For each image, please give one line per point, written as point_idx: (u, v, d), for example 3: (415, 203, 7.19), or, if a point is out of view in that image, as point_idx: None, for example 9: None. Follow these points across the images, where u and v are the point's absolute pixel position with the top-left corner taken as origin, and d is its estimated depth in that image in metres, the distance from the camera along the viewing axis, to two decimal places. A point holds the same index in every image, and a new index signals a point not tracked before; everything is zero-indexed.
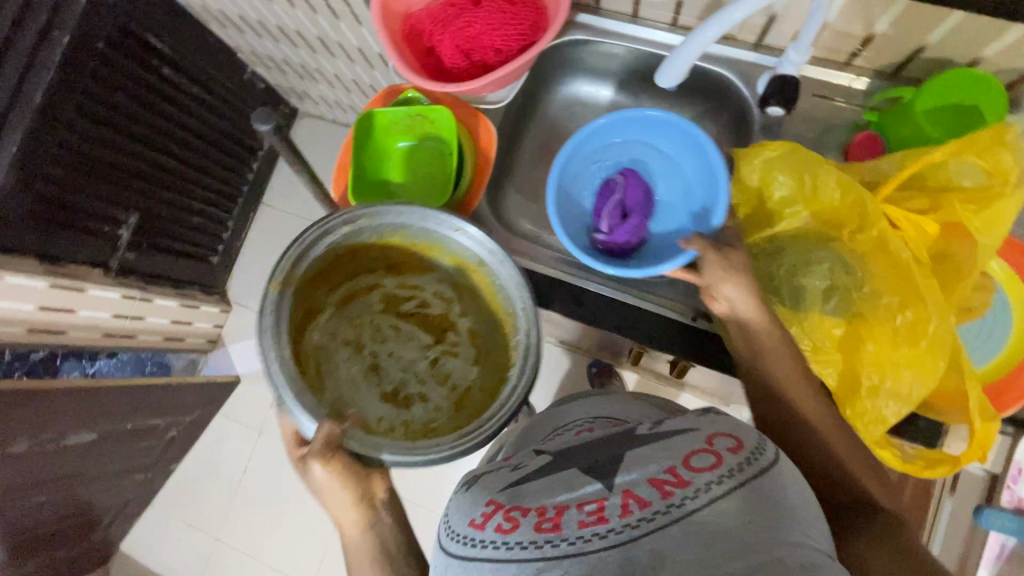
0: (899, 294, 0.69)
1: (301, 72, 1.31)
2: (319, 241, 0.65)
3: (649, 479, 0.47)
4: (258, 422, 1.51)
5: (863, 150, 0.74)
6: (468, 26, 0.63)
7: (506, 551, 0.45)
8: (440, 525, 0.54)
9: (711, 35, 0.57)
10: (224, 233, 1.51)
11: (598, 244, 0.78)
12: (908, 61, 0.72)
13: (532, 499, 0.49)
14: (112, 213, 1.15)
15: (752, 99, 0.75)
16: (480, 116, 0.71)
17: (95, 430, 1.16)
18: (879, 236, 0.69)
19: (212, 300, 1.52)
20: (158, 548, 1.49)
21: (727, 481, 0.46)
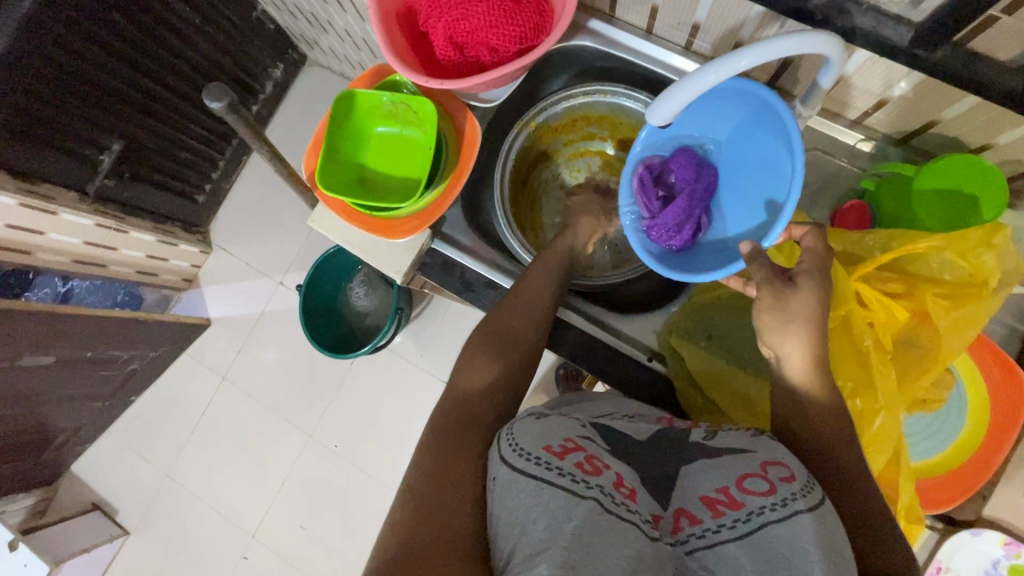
0: (853, 380, 0.66)
1: (312, 21, 1.26)
2: (559, 104, 0.77)
3: (703, 493, 0.50)
4: (223, 367, 1.50)
5: (849, 222, 0.73)
6: (464, 19, 0.59)
7: (585, 489, 0.48)
8: (501, 436, 0.53)
9: (717, 78, 0.47)
10: (213, 172, 1.48)
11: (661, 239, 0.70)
12: (917, 132, 0.70)
13: (610, 459, 0.53)
14: (95, 138, 1.12)
15: None
16: (467, 111, 0.69)
17: (53, 355, 1.15)
18: (845, 315, 0.65)
19: (193, 239, 1.49)
20: (109, 474, 1.50)
21: (782, 510, 0.48)
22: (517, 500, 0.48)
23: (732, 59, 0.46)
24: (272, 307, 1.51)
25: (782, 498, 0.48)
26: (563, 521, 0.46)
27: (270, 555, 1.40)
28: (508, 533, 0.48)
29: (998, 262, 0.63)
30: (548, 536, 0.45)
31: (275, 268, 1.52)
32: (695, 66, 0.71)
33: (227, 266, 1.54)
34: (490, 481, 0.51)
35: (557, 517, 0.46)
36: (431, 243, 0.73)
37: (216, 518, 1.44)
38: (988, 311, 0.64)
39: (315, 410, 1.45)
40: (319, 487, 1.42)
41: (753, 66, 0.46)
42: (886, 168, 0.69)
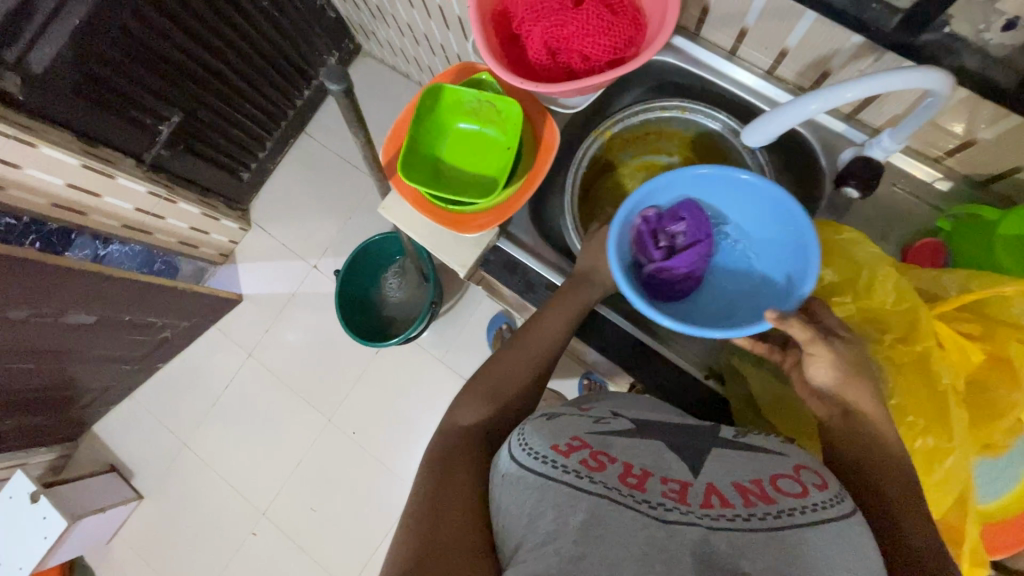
0: (924, 417, 0.63)
1: (375, 12, 1.28)
2: (636, 117, 0.78)
3: (733, 484, 0.51)
4: (251, 343, 1.52)
5: (923, 256, 0.71)
6: (562, 25, 0.60)
7: (591, 484, 0.48)
8: (511, 436, 0.56)
9: (815, 108, 0.53)
10: (260, 152, 1.51)
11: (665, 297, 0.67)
12: (1001, 176, 0.68)
13: (619, 453, 0.53)
14: (157, 108, 1.14)
15: (828, 171, 0.73)
16: (547, 116, 0.70)
17: (94, 314, 1.17)
18: (922, 352, 0.63)
19: (233, 216, 1.52)
20: (128, 438, 1.52)
21: (811, 514, 0.48)
22: (523, 495, 0.49)
23: (837, 91, 0.51)
24: (304, 289, 1.53)
25: (807, 503, 0.49)
26: (567, 513, 0.47)
27: (280, 534, 1.42)
28: (517, 524, 0.49)
29: None
30: (553, 525, 0.46)
31: (310, 251, 1.55)
32: (775, 92, 0.72)
33: (264, 244, 1.56)
34: (500, 476, 0.53)
35: (562, 509, 0.47)
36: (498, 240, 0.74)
37: (229, 491, 1.46)
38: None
39: (336, 394, 1.47)
40: (333, 471, 1.43)
41: (855, 98, 0.51)
42: (964, 209, 0.67)
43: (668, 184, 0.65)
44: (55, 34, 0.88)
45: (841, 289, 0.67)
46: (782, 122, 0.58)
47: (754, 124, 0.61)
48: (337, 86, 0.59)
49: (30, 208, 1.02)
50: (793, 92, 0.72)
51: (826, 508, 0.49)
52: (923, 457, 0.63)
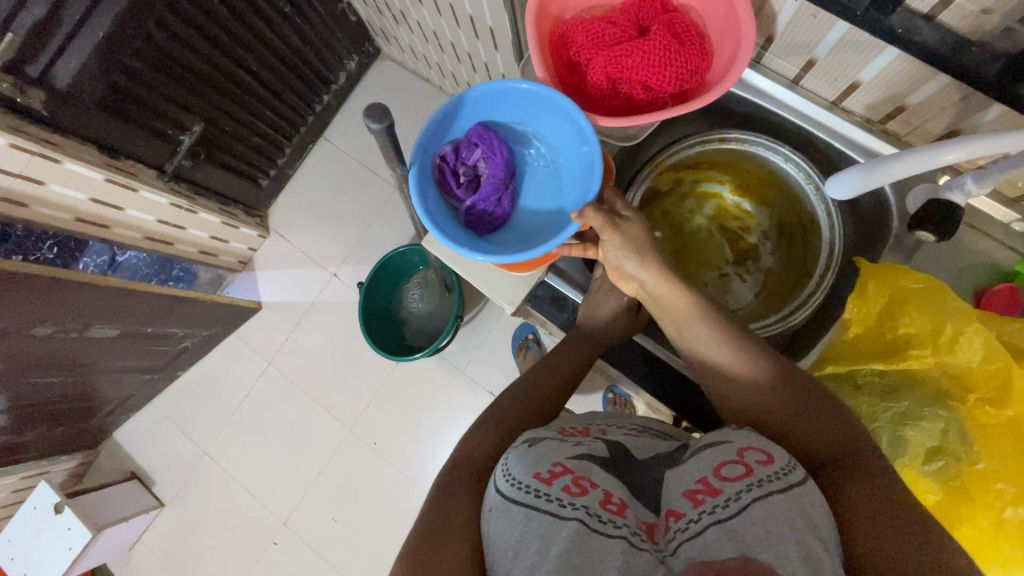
0: (1017, 484, 0.58)
1: (397, 17, 1.24)
2: (691, 147, 0.77)
3: (684, 491, 0.52)
4: (271, 351, 1.51)
5: (998, 303, 0.67)
6: (626, 56, 0.57)
7: (571, 510, 0.50)
8: (496, 470, 0.57)
9: (917, 164, 0.52)
10: (278, 158, 1.48)
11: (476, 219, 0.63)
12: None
13: (600, 478, 0.54)
14: (179, 118, 1.12)
15: (897, 211, 0.70)
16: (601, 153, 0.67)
17: (117, 327, 1.16)
18: (1013, 417, 0.59)
19: (252, 223, 1.50)
20: (148, 445, 1.52)
21: (758, 490, 0.49)
22: (507, 527, 0.51)
23: (944, 149, 0.50)
24: (324, 297, 1.52)
25: (757, 482, 0.50)
26: (550, 543, 0.48)
27: (300, 543, 1.42)
28: (503, 554, 0.50)
29: None
30: (538, 558, 0.47)
31: (330, 259, 1.53)
32: (840, 123, 0.70)
33: (283, 252, 1.55)
34: (485, 510, 0.55)
35: (544, 539, 0.48)
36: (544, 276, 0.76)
37: (249, 500, 1.45)
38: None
39: (357, 404, 1.46)
40: (354, 481, 1.42)
41: (959, 160, 0.49)
42: None
43: (444, 117, 0.60)
44: (79, 48, 0.86)
45: (919, 342, 0.62)
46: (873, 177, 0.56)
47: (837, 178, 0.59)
48: (378, 125, 0.66)
49: (54, 223, 1.01)
50: (862, 124, 0.70)
51: (773, 484, 0.49)
52: (1013, 527, 0.58)
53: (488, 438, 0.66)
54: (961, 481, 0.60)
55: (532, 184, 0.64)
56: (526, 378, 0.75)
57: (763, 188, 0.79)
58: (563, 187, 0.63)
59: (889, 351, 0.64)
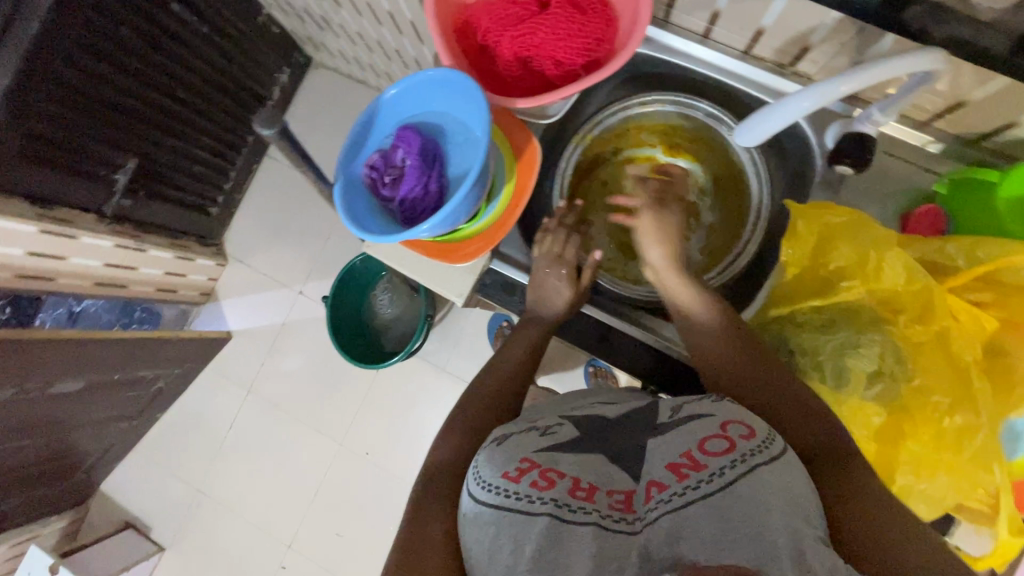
0: (953, 394, 0.62)
1: (321, 23, 1.22)
2: (616, 115, 0.81)
3: (667, 462, 0.54)
4: (248, 380, 1.49)
5: (923, 226, 0.70)
6: (531, 33, 0.59)
7: (541, 505, 0.51)
8: (467, 473, 0.57)
9: (807, 105, 0.55)
10: (225, 184, 1.45)
11: (410, 215, 0.58)
12: (992, 134, 0.67)
13: (566, 466, 0.55)
14: (111, 158, 1.09)
15: (818, 149, 0.72)
16: (525, 130, 0.66)
17: (82, 379, 1.14)
18: (939, 330, 0.63)
19: (207, 253, 1.47)
20: (138, 493, 1.49)
21: (742, 465, 0.51)
22: (484, 533, 0.51)
23: (831, 85, 0.52)
24: (293, 317, 1.50)
25: (738, 455, 0.52)
26: (526, 544, 0.48)
27: (309, 564, 1.41)
28: (484, 559, 0.50)
29: None
30: (517, 561, 0.48)
31: (293, 278, 1.51)
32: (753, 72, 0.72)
33: (245, 277, 1.52)
34: (460, 516, 0.55)
35: (518, 539, 0.49)
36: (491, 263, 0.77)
37: (250, 529, 1.44)
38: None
39: (343, 418, 1.45)
40: (352, 494, 1.42)
41: (851, 91, 0.52)
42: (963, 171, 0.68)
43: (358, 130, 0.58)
44: None
45: (849, 273, 0.66)
46: (773, 121, 0.59)
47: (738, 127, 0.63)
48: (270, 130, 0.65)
49: None
50: (773, 69, 0.72)
51: (758, 459, 0.52)
52: (953, 438, 0.62)
53: (461, 434, 0.67)
54: (898, 397, 0.64)
55: (460, 163, 0.58)
56: (492, 369, 0.76)
57: (694, 145, 0.82)
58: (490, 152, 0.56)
59: (822, 288, 0.68)
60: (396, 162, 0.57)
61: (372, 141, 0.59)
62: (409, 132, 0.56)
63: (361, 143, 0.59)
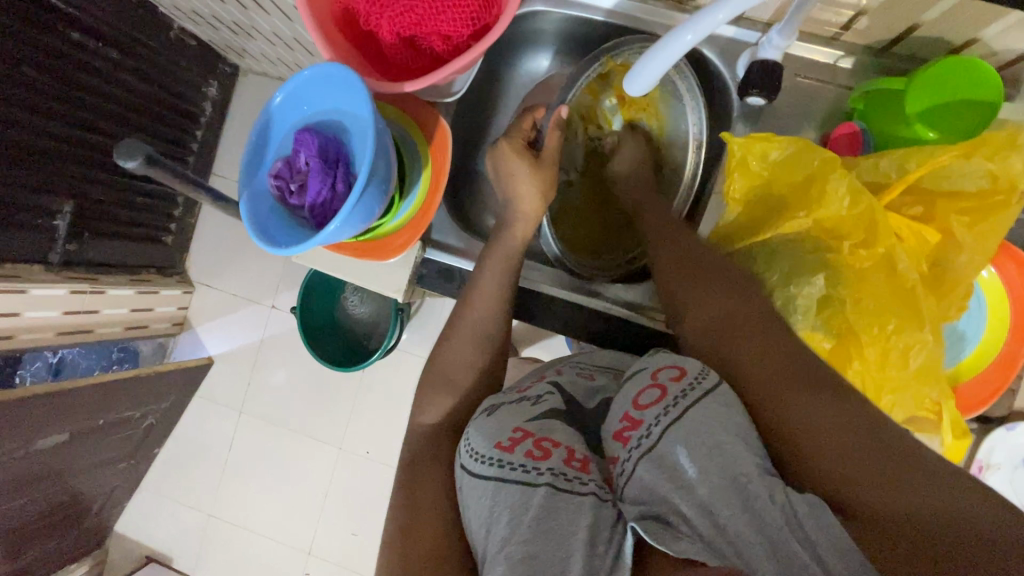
0: (900, 311, 0.66)
1: (235, 29, 1.17)
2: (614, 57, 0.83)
3: (615, 432, 0.57)
4: (238, 401, 1.50)
5: (841, 147, 0.75)
6: (409, 11, 0.60)
7: (538, 476, 0.53)
8: (461, 444, 0.59)
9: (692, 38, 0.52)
10: (175, 211, 1.42)
11: (321, 218, 0.58)
12: (898, 40, 0.72)
13: (561, 436, 0.58)
14: (44, 204, 1.05)
15: (731, 79, 0.79)
16: (435, 117, 0.70)
17: (66, 431, 1.13)
18: (885, 253, 0.66)
19: (172, 282, 1.45)
20: (152, 527, 1.51)
21: (674, 410, 0.54)
22: (479, 504, 0.54)
23: (709, 15, 0.49)
24: (270, 333, 1.49)
25: (670, 401, 0.55)
26: (521, 514, 0.51)
27: (329, 566, 1.45)
28: (479, 531, 0.53)
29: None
30: (509, 529, 0.50)
31: (263, 293, 1.49)
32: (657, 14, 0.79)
33: (215, 301, 1.50)
34: (458, 489, 0.57)
35: (516, 513, 0.51)
36: (425, 253, 0.79)
37: (268, 544, 1.47)
38: (1013, 218, 0.64)
39: (338, 423, 1.46)
40: (360, 495, 1.45)
41: (730, 19, 0.48)
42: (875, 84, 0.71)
43: (252, 149, 0.59)
44: None
45: (796, 205, 0.70)
46: (658, 63, 0.58)
47: (629, 78, 0.62)
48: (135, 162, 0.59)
49: None
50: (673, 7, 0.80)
51: (689, 399, 0.54)
52: (897, 356, 0.66)
53: (430, 425, 0.68)
54: (847, 323, 0.68)
55: (357, 151, 0.56)
56: None
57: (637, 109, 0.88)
58: (381, 134, 0.55)
59: (767, 217, 0.72)
60: (293, 169, 0.57)
61: (270, 155, 0.60)
62: (304, 134, 0.55)
63: (258, 159, 0.59)
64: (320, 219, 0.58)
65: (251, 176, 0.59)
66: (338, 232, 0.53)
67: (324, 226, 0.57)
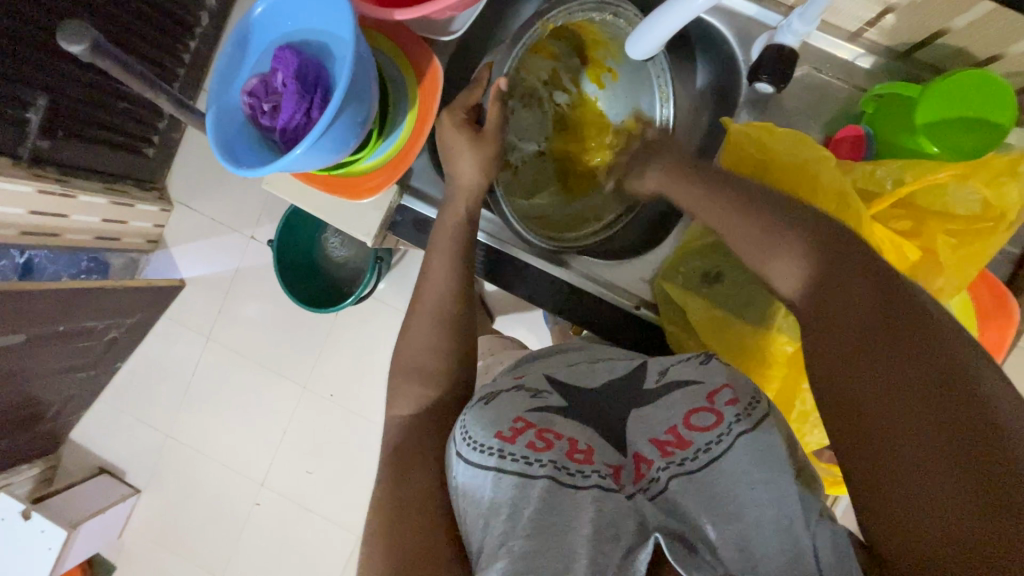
0: None
1: None
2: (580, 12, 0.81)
3: (651, 438, 0.56)
4: (206, 327, 1.48)
5: (845, 147, 0.73)
6: None
7: (541, 467, 0.51)
8: (454, 428, 0.56)
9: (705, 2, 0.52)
10: (160, 123, 1.36)
11: (290, 139, 0.56)
12: (923, 45, 0.70)
13: (562, 427, 0.56)
14: (17, 94, 0.99)
15: (744, 62, 0.76)
16: (423, 44, 0.70)
17: (23, 333, 1.10)
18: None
19: (150, 197, 1.40)
20: (108, 439, 1.51)
21: (726, 438, 0.52)
22: (475, 494, 0.51)
23: None
24: (246, 263, 1.46)
25: (725, 428, 0.53)
26: (521, 505, 0.49)
27: (281, 500, 1.46)
28: (475, 521, 0.51)
29: (1018, 194, 0.63)
30: (509, 523, 0.48)
31: (242, 222, 1.45)
32: None
33: (193, 223, 1.46)
34: (452, 478, 0.54)
35: (516, 503, 0.49)
36: (401, 199, 0.77)
37: (223, 471, 1.48)
38: (997, 245, 0.65)
39: (305, 362, 1.45)
40: (320, 434, 1.45)
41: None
42: (889, 89, 0.69)
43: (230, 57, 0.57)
44: None
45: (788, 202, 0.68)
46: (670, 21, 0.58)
47: (636, 35, 0.64)
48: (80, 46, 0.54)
49: None
50: None
51: (745, 425, 0.52)
52: None
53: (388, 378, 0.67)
54: None
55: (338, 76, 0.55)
56: None
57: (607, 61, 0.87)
58: (365, 60, 0.54)
59: None
60: (270, 85, 0.55)
61: (246, 67, 0.58)
62: (285, 51, 0.54)
63: (232, 69, 0.57)
64: (290, 140, 0.56)
65: (223, 86, 0.56)
66: (305, 158, 0.53)
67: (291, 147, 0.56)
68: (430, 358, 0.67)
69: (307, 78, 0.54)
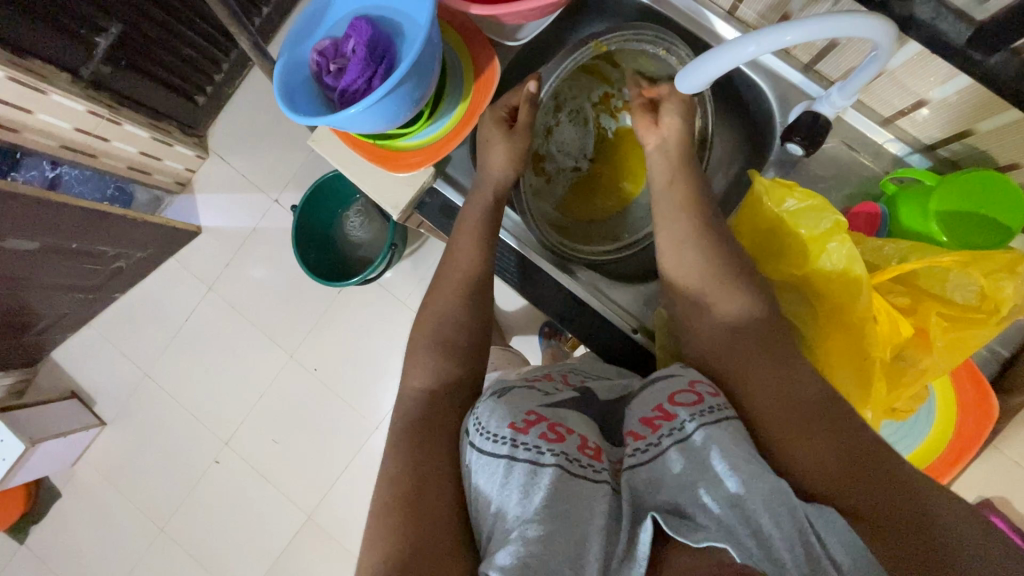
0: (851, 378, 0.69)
1: None
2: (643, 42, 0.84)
3: (640, 417, 0.57)
4: (212, 277, 1.49)
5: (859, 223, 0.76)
6: None
7: (553, 456, 0.52)
8: (468, 419, 0.57)
9: (756, 49, 0.56)
10: (216, 74, 1.41)
11: (344, 100, 0.60)
12: (948, 140, 0.73)
13: (574, 424, 0.57)
14: (92, 17, 1.04)
15: (779, 124, 0.80)
16: (488, 46, 0.75)
17: (36, 241, 1.13)
18: (856, 323, 0.68)
19: (189, 142, 1.44)
20: (88, 366, 1.52)
21: (709, 415, 0.54)
22: (489, 481, 0.52)
23: (779, 34, 0.55)
24: (265, 225, 1.49)
25: (704, 406, 0.55)
26: (533, 491, 0.50)
27: (240, 462, 1.45)
28: (491, 501, 0.51)
29: (1015, 290, 0.65)
30: (522, 507, 0.49)
31: (271, 185, 1.48)
32: (735, 33, 0.80)
33: (224, 175, 1.50)
34: (466, 467, 0.55)
35: (527, 489, 0.50)
36: (434, 181, 0.80)
37: (190, 420, 1.48)
38: (982, 337, 0.68)
39: (297, 331, 1.46)
40: (295, 405, 1.45)
41: (794, 44, 0.55)
42: (908, 175, 0.73)
43: (310, 14, 0.61)
44: None
45: (795, 258, 0.72)
46: (715, 66, 0.61)
47: (681, 74, 0.67)
48: None
49: None
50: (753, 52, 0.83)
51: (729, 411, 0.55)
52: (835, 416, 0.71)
53: None
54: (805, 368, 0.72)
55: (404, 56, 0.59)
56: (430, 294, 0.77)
57: None
58: (434, 49, 0.58)
59: (764, 252, 0.75)
60: (340, 48, 0.59)
61: (322, 27, 0.62)
62: (361, 21, 0.58)
63: (311, 24, 0.61)
64: (344, 101, 0.60)
65: (298, 38, 0.60)
66: (357, 119, 0.56)
67: (343, 107, 0.60)
68: (430, 336, 0.69)
69: (377, 50, 0.59)
